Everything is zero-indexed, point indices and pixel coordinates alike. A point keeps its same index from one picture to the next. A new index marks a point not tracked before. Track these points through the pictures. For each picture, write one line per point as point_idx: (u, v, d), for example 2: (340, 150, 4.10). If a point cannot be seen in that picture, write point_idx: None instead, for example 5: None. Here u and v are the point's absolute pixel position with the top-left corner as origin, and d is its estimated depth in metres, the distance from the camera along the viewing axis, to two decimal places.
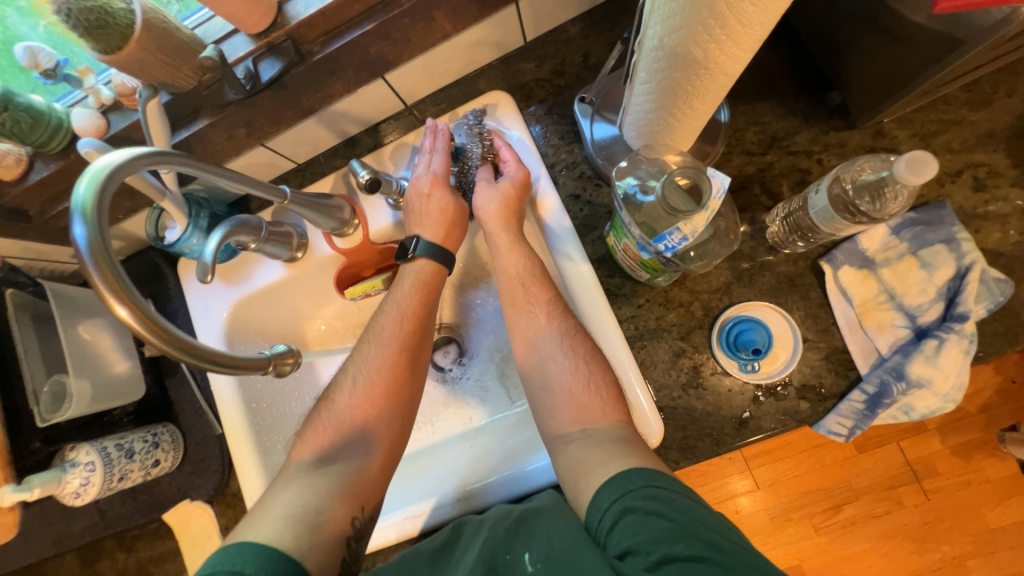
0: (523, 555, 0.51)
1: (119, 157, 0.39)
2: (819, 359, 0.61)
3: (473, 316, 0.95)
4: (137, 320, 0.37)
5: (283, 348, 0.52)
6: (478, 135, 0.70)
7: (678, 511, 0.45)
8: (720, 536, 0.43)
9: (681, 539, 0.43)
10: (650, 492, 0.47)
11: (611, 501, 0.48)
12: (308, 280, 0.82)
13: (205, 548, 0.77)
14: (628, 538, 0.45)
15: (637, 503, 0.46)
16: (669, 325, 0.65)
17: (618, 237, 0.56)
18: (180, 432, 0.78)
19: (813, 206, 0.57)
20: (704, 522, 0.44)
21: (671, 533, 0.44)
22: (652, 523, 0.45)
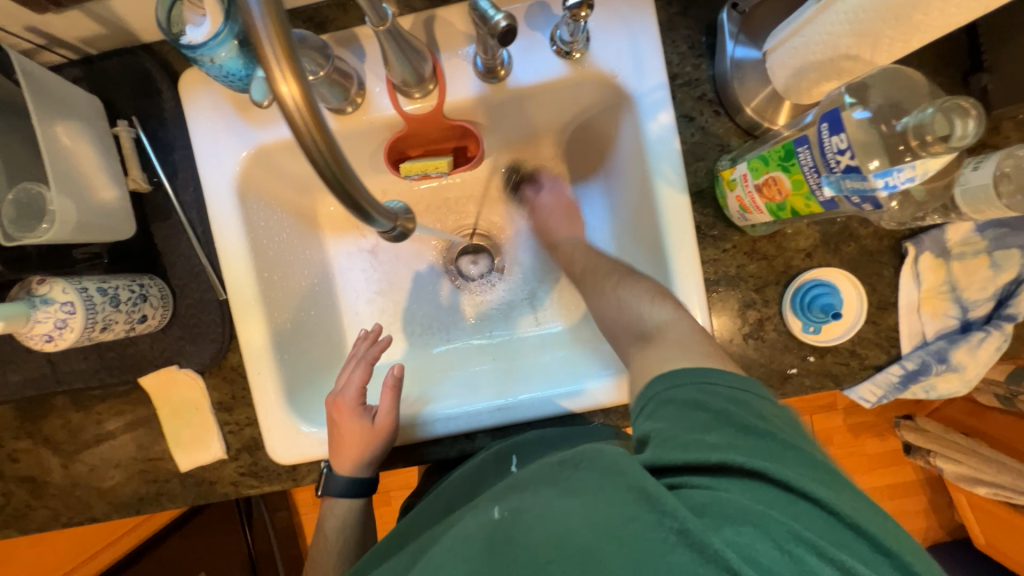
0: (490, 508, 0.42)
1: None
2: (871, 333, 0.64)
3: (512, 227, 0.86)
4: (301, 106, 0.32)
5: (401, 208, 0.47)
6: (569, 44, 0.61)
7: (715, 399, 0.44)
8: (757, 420, 0.42)
9: (711, 424, 0.42)
10: (693, 389, 0.45)
11: (649, 399, 0.47)
12: (350, 141, 0.69)
13: (190, 421, 0.69)
14: (651, 426, 0.44)
15: (666, 399, 0.45)
16: (747, 275, 0.65)
17: (767, 165, 0.49)
18: (169, 290, 0.66)
19: (963, 181, 0.49)
20: (742, 405, 0.43)
21: (704, 421, 0.42)
22: (692, 416, 0.43)
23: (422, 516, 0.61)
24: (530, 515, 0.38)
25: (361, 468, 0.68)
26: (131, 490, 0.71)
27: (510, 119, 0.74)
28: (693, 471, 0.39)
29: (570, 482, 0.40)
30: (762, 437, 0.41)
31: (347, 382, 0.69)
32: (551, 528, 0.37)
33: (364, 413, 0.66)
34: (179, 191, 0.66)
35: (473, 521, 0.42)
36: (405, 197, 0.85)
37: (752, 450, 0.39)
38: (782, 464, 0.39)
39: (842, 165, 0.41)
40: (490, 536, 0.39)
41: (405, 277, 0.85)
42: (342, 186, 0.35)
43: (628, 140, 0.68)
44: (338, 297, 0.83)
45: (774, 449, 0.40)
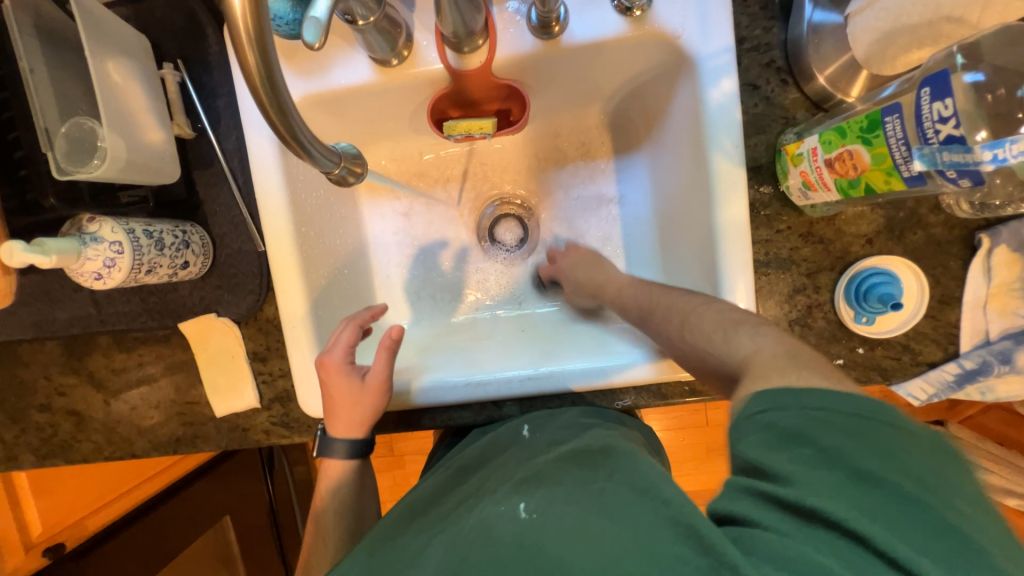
0: (517, 504, 0.44)
1: None
2: (928, 328, 0.61)
3: (548, 198, 0.84)
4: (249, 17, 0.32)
5: (350, 149, 0.48)
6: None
7: (820, 431, 0.37)
8: (877, 462, 0.35)
9: (812, 461, 0.36)
10: (793, 416, 0.38)
11: (742, 417, 0.40)
12: (394, 95, 0.68)
13: (226, 368, 0.70)
14: (735, 447, 0.39)
15: (770, 421, 0.39)
16: (800, 259, 0.61)
17: (844, 138, 0.45)
18: (210, 238, 0.67)
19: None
20: (853, 445, 0.36)
21: (793, 452, 0.36)
22: (793, 447, 0.37)
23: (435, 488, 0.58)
24: (560, 518, 0.40)
25: (354, 432, 0.68)
26: (168, 430, 0.73)
27: (559, 82, 0.71)
28: (768, 507, 0.35)
29: (603, 493, 0.42)
30: (871, 485, 0.34)
31: (336, 342, 0.67)
32: (579, 536, 0.38)
33: (350, 372, 0.65)
34: (222, 139, 0.65)
35: (496, 509, 0.44)
36: (442, 162, 0.84)
37: (863, 504, 0.33)
38: (888, 525, 0.33)
39: (941, 135, 0.38)
40: (518, 539, 0.40)
41: (436, 244, 0.85)
42: (274, 106, 0.36)
43: (683, 110, 0.65)
44: (370, 260, 0.83)
45: (888, 505, 0.33)
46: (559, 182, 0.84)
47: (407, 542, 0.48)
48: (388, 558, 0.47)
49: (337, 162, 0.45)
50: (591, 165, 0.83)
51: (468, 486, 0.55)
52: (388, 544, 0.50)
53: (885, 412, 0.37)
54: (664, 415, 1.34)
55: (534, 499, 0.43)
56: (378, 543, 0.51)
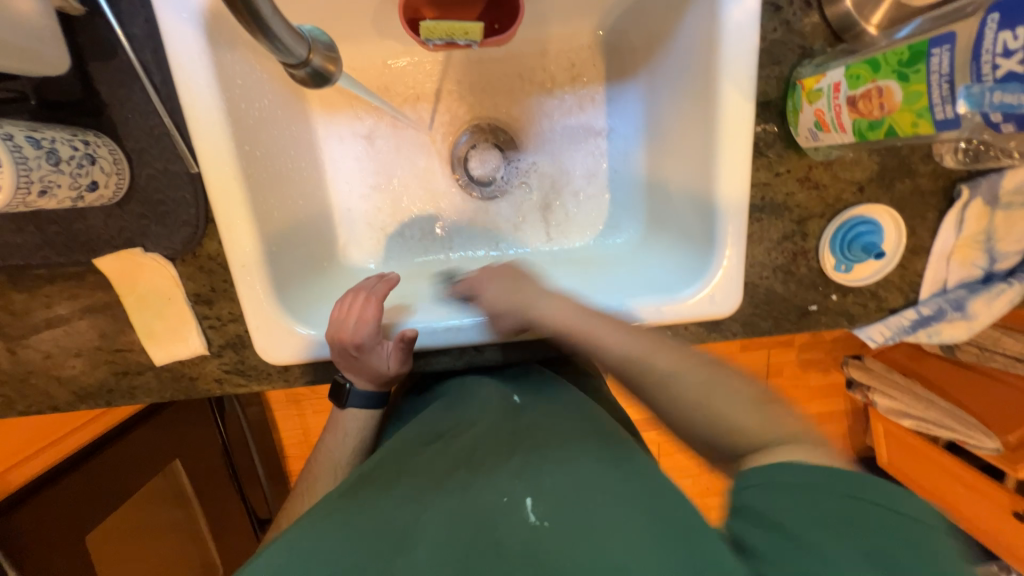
0: (524, 500, 0.42)
1: None
2: (896, 277, 0.64)
3: (531, 126, 0.76)
4: None
5: (321, 34, 0.43)
6: None
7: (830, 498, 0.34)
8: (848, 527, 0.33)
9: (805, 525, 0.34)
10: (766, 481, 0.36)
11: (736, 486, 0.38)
12: None
13: (163, 312, 0.60)
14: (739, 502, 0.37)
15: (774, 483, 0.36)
16: (793, 205, 0.60)
17: (877, 73, 0.42)
18: (123, 155, 0.54)
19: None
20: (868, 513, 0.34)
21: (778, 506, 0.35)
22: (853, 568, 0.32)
23: (411, 441, 0.52)
24: (574, 525, 0.39)
25: (368, 384, 0.64)
26: (97, 382, 0.64)
27: None
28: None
29: (615, 497, 0.41)
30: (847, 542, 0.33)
31: (354, 314, 0.60)
32: (577, 545, 0.38)
33: (383, 346, 0.61)
34: (126, 23, 0.51)
35: (496, 500, 0.42)
36: (410, 76, 0.73)
37: None
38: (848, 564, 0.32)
39: (999, 72, 0.35)
40: (527, 551, 0.38)
41: (403, 173, 0.75)
42: None
43: (695, 31, 0.58)
44: (327, 188, 0.73)
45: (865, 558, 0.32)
46: (544, 107, 0.75)
47: (393, 510, 0.43)
48: (373, 525, 0.42)
49: (306, 54, 0.40)
50: (580, 91, 0.75)
51: (459, 446, 0.49)
52: (368, 508, 0.44)
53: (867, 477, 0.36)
54: None
55: (546, 499, 0.41)
56: (353, 500, 0.45)
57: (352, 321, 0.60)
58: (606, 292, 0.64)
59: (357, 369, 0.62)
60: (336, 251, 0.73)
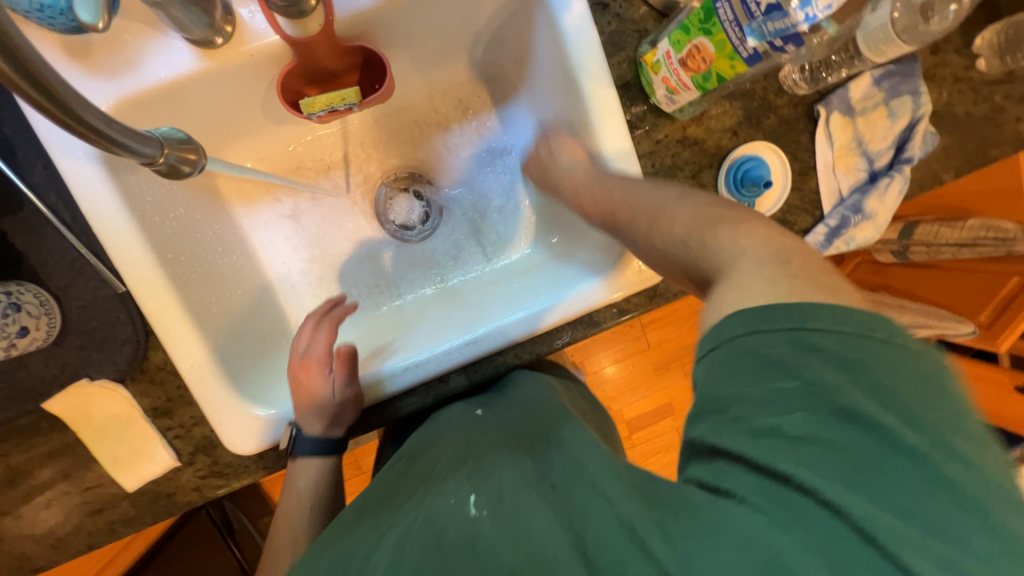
0: (468, 496, 0.42)
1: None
2: (797, 200, 0.68)
3: (440, 163, 0.81)
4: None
5: (176, 133, 0.43)
6: None
7: (882, 370, 0.33)
8: (907, 455, 0.31)
9: (838, 431, 0.32)
10: (786, 338, 0.34)
11: (721, 341, 0.36)
12: (229, 83, 0.59)
13: (124, 437, 0.60)
14: (718, 397, 0.35)
15: (795, 333, 0.34)
16: (682, 163, 0.65)
17: (689, 34, 0.48)
18: (50, 295, 0.56)
19: (866, 26, 0.60)
20: (908, 410, 0.32)
21: (801, 400, 0.32)
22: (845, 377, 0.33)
23: (382, 482, 0.54)
24: (510, 512, 0.40)
25: (318, 424, 0.64)
26: (74, 527, 0.62)
27: (416, 35, 0.68)
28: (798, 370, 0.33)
29: (555, 479, 0.42)
30: (896, 451, 0.31)
31: (310, 342, 0.66)
32: (512, 529, 0.38)
33: (328, 373, 0.63)
34: (25, 174, 0.54)
35: (447, 502, 0.42)
36: (316, 150, 0.77)
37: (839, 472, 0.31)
38: (888, 496, 0.30)
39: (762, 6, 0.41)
40: (469, 542, 0.39)
41: (334, 238, 0.79)
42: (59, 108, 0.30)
43: (543, 45, 0.64)
44: (265, 274, 0.75)
45: (924, 486, 0.30)
46: (447, 145, 0.81)
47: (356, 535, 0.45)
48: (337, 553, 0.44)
49: (160, 149, 0.40)
50: (475, 121, 0.80)
51: (419, 473, 0.51)
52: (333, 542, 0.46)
53: (892, 324, 0.34)
54: (607, 348, 1.42)
55: (486, 491, 0.42)
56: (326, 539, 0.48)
57: (311, 371, 0.64)
58: (544, 296, 0.67)
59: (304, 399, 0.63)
60: (288, 330, 0.75)
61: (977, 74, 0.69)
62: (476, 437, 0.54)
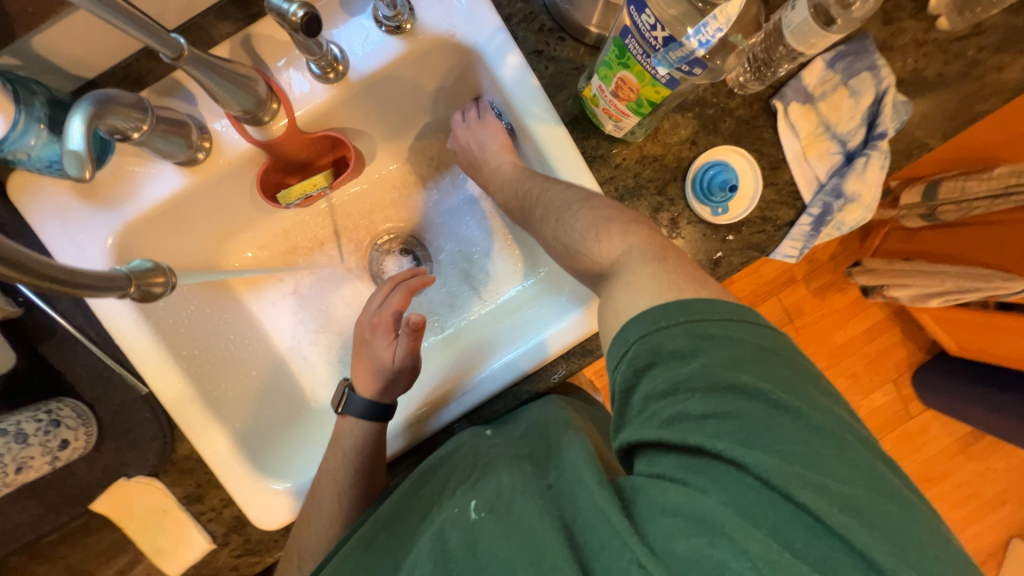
0: (469, 503, 0.47)
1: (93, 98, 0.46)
2: (774, 195, 0.67)
3: (424, 220, 0.85)
4: None
5: (144, 263, 0.47)
6: (395, 19, 0.60)
7: (753, 355, 0.42)
8: (783, 413, 0.39)
9: (730, 404, 0.40)
10: (683, 332, 0.43)
11: (629, 344, 0.44)
12: (217, 188, 0.66)
13: (163, 526, 0.65)
14: (641, 394, 0.42)
15: (689, 327, 0.43)
16: (646, 181, 0.66)
17: (612, 70, 0.50)
18: (85, 405, 0.62)
19: (790, 24, 0.57)
20: (780, 378, 0.41)
21: (699, 386, 0.41)
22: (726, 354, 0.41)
23: (400, 497, 0.58)
24: (507, 515, 0.44)
25: (370, 387, 0.69)
26: None
27: (377, 113, 0.73)
28: (690, 358, 0.42)
29: (551, 486, 0.46)
30: (778, 415, 0.39)
31: (386, 302, 0.70)
32: (510, 535, 0.43)
33: (396, 337, 0.68)
34: (54, 301, 0.61)
35: (452, 512, 0.47)
36: (309, 228, 0.82)
37: (742, 437, 0.39)
38: (782, 454, 0.38)
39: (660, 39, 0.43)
40: (468, 546, 0.44)
41: (337, 307, 0.83)
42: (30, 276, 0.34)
43: (491, 98, 0.67)
44: (278, 351, 0.80)
45: (805, 437, 0.38)
46: (427, 201, 0.85)
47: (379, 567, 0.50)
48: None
49: (127, 283, 0.44)
50: (449, 174, 0.84)
51: (430, 488, 0.56)
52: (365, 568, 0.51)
53: (757, 311, 0.45)
54: None
55: (484, 496, 0.47)
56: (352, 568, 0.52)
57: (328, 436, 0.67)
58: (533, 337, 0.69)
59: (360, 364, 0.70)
60: (305, 400, 0.79)
61: (941, 35, 0.66)
62: (481, 444, 0.58)
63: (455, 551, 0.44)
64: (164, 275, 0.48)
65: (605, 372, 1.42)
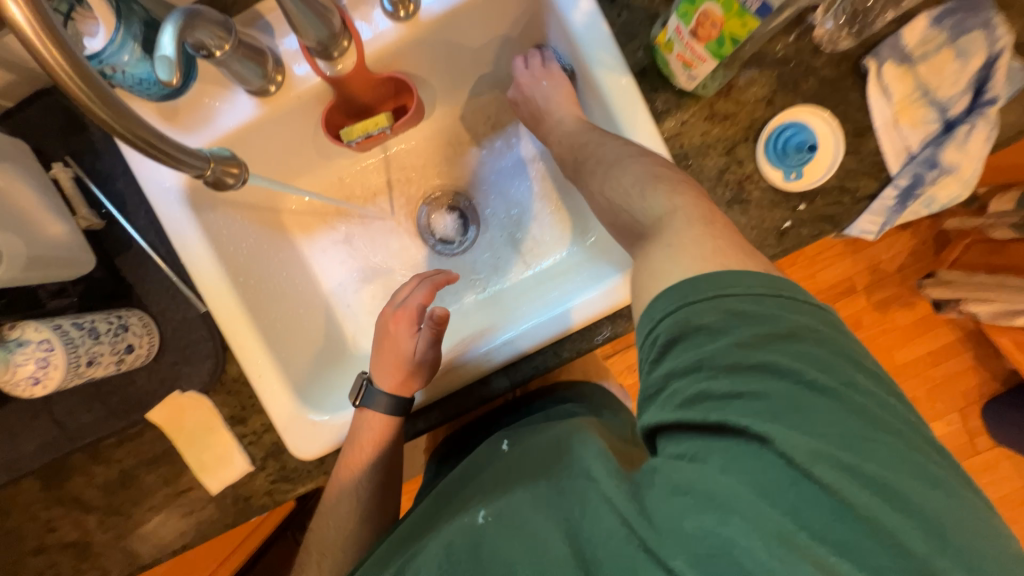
0: (477, 510, 0.45)
1: (179, 15, 0.48)
2: (855, 164, 0.61)
3: (476, 178, 0.84)
4: (36, 26, 0.30)
5: (225, 152, 0.48)
6: None
7: (791, 335, 0.39)
8: (820, 395, 0.37)
9: (757, 383, 0.38)
10: (711, 308, 0.41)
11: (684, 338, 0.42)
12: (285, 124, 0.68)
13: (208, 443, 0.68)
14: (662, 384, 0.41)
15: (717, 303, 0.41)
16: (713, 141, 0.62)
17: (694, 3, 0.50)
18: (151, 318, 0.66)
19: None
20: (815, 358, 0.38)
21: (726, 367, 0.39)
22: (759, 327, 0.39)
23: (420, 516, 0.56)
24: (511, 521, 0.43)
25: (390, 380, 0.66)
26: (173, 529, 0.70)
27: (440, 64, 0.73)
28: (716, 334, 0.40)
29: (556, 493, 0.43)
30: (845, 414, 0.36)
31: (408, 295, 0.67)
32: (513, 538, 0.41)
33: (418, 331, 0.66)
34: (132, 218, 0.66)
35: (459, 521, 0.46)
36: (363, 180, 0.84)
37: (768, 411, 0.37)
38: (850, 462, 0.35)
39: None
40: (471, 544, 0.42)
41: (384, 257, 0.83)
42: (120, 121, 0.36)
43: (557, 48, 0.66)
44: (324, 296, 0.81)
45: (841, 418, 0.36)
46: (479, 160, 0.84)
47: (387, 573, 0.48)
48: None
49: (207, 162, 0.45)
50: (503, 136, 0.83)
51: (449, 511, 0.52)
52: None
53: (796, 286, 0.42)
54: None
55: (494, 504, 0.45)
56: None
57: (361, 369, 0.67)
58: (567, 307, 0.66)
59: (381, 353, 0.67)
60: (346, 346, 0.80)
61: None
62: (503, 467, 0.54)
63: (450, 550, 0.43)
64: (238, 164, 0.48)
65: (642, 368, 1.37)
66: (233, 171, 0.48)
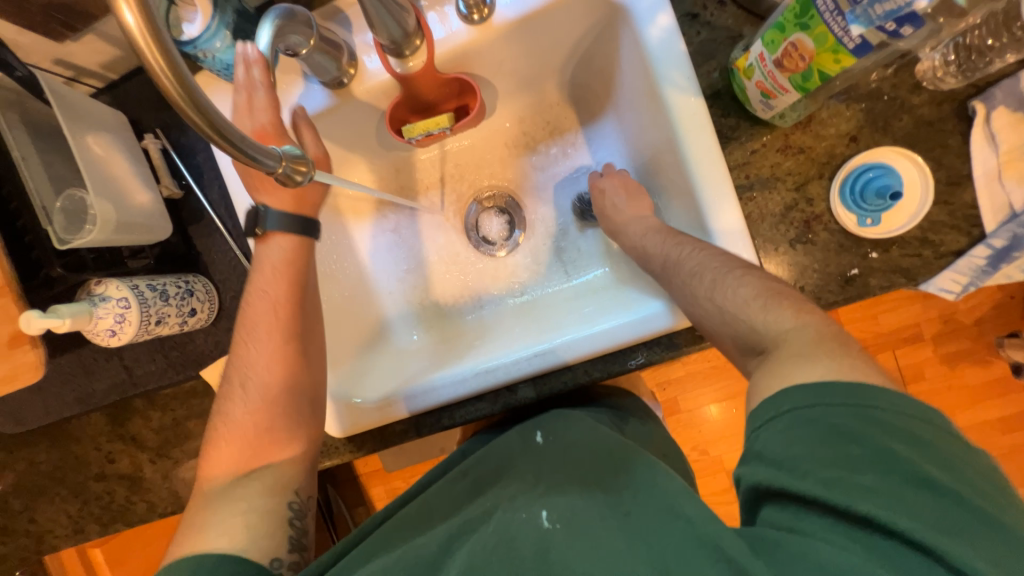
0: (540, 511, 0.48)
1: (281, 11, 0.53)
2: (943, 216, 0.56)
3: (528, 183, 0.84)
4: (145, 32, 0.33)
5: (294, 150, 0.50)
6: None
7: (937, 449, 0.39)
8: (973, 515, 0.36)
9: (907, 487, 0.37)
10: (848, 412, 0.41)
11: (780, 412, 0.43)
12: (351, 114, 0.70)
13: None
14: (780, 452, 0.41)
15: (857, 410, 0.41)
16: (784, 174, 0.58)
17: (784, 32, 0.47)
18: (213, 285, 0.71)
19: None
20: (963, 477, 0.38)
21: (869, 462, 0.38)
22: (908, 438, 0.39)
23: (446, 491, 0.60)
24: (580, 526, 0.45)
25: None
26: None
27: (507, 67, 0.73)
28: (857, 427, 0.40)
29: (622, 514, 0.45)
30: (997, 538, 0.35)
31: None
32: (586, 548, 0.43)
33: None
34: (206, 191, 0.71)
35: (519, 517, 0.48)
36: (417, 173, 0.86)
37: (920, 515, 0.36)
38: (979, 555, 0.34)
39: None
40: (539, 546, 0.45)
41: (428, 250, 0.85)
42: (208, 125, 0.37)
43: (629, 61, 0.65)
44: (369, 281, 0.84)
45: (994, 540, 0.35)
46: (533, 164, 0.83)
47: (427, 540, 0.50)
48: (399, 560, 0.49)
49: (279, 160, 0.47)
50: (561, 142, 0.82)
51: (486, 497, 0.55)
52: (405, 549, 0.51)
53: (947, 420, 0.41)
54: (709, 388, 1.30)
55: (557, 508, 0.48)
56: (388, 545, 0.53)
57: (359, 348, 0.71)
58: (603, 327, 0.66)
59: None
60: (383, 333, 0.83)
61: None
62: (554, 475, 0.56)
63: (512, 543, 0.46)
64: (304, 163, 0.51)
65: (671, 389, 1.33)
66: (300, 170, 0.50)
